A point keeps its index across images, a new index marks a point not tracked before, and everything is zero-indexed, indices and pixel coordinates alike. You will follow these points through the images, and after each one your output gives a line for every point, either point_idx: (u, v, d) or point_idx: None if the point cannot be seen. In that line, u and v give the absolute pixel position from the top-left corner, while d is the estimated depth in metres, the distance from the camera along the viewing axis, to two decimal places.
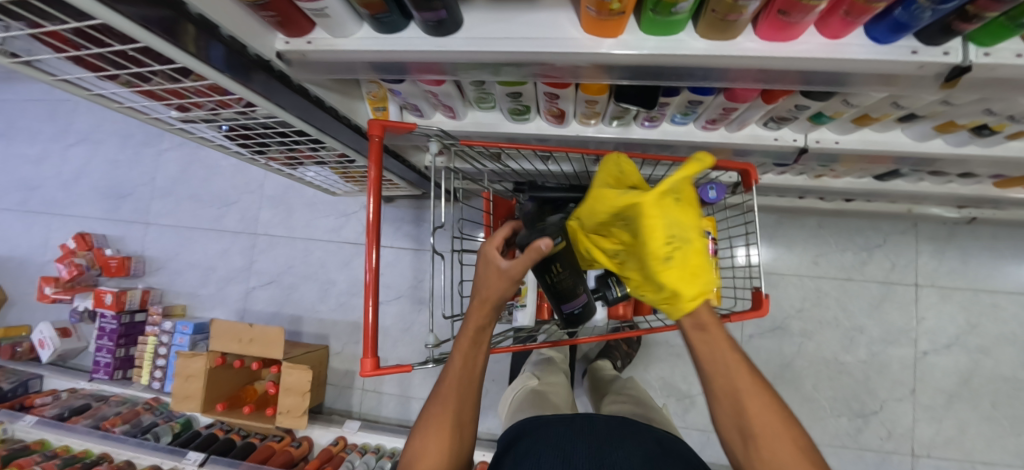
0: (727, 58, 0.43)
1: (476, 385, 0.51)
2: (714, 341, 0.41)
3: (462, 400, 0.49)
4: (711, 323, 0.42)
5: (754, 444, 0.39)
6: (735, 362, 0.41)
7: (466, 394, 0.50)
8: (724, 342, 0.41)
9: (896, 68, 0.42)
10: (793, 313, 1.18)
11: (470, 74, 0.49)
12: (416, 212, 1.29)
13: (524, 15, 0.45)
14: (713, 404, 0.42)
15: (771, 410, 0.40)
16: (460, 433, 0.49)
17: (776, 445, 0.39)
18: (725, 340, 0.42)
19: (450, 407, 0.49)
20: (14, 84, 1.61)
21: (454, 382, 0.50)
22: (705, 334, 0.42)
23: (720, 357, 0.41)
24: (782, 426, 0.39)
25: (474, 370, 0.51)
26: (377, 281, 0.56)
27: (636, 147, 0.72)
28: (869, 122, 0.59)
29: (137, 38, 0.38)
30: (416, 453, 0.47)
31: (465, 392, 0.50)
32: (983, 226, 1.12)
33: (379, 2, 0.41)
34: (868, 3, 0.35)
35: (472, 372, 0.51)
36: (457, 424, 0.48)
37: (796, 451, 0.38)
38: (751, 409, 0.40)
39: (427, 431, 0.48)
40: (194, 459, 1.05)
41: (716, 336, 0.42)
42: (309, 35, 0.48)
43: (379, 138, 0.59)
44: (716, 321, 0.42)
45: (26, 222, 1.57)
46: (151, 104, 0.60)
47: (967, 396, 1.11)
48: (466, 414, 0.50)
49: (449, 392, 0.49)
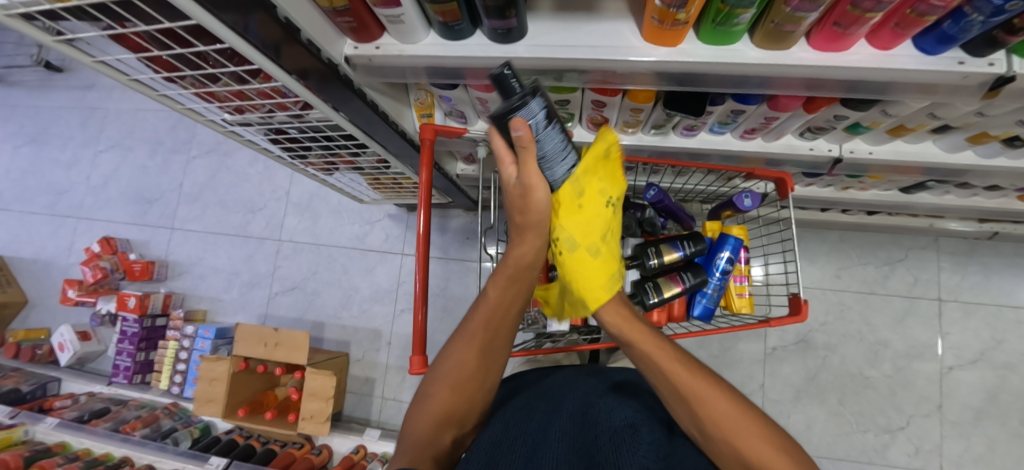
0: (781, 66, 0.45)
1: (509, 330, 0.53)
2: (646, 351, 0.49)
3: (491, 338, 0.52)
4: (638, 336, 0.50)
5: (709, 433, 0.43)
6: (668, 360, 0.47)
7: (495, 333, 0.52)
8: (655, 346, 0.48)
9: (941, 78, 0.44)
10: (817, 326, 1.18)
11: (525, 79, 0.51)
12: (441, 221, 1.32)
13: (588, 25, 0.47)
14: (669, 408, 0.48)
15: (707, 391, 0.44)
16: (482, 374, 0.52)
17: (732, 430, 0.42)
18: (653, 340, 0.49)
19: (477, 343, 0.51)
20: (51, 93, 1.66)
21: (483, 322, 0.52)
22: (638, 348, 0.50)
23: (654, 365, 0.48)
24: (728, 409, 0.43)
25: (507, 310, 0.52)
26: (425, 293, 0.57)
27: (671, 155, 0.75)
28: (903, 133, 0.62)
29: (224, 38, 0.40)
30: (437, 378, 0.51)
31: (492, 336, 0.52)
32: (1005, 242, 1.13)
33: (454, 10, 0.43)
34: (921, 15, 0.38)
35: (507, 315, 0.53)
36: (483, 362, 0.51)
37: (742, 427, 0.41)
38: (693, 403, 0.44)
39: (456, 352, 0.52)
40: (217, 463, 1.06)
41: (646, 347, 0.49)
42: (378, 41, 0.51)
43: (431, 141, 0.63)
44: (642, 333, 0.50)
45: (52, 225, 1.60)
46: (211, 106, 0.63)
47: (994, 412, 1.10)
48: (491, 357, 0.52)
49: (477, 330, 0.52)
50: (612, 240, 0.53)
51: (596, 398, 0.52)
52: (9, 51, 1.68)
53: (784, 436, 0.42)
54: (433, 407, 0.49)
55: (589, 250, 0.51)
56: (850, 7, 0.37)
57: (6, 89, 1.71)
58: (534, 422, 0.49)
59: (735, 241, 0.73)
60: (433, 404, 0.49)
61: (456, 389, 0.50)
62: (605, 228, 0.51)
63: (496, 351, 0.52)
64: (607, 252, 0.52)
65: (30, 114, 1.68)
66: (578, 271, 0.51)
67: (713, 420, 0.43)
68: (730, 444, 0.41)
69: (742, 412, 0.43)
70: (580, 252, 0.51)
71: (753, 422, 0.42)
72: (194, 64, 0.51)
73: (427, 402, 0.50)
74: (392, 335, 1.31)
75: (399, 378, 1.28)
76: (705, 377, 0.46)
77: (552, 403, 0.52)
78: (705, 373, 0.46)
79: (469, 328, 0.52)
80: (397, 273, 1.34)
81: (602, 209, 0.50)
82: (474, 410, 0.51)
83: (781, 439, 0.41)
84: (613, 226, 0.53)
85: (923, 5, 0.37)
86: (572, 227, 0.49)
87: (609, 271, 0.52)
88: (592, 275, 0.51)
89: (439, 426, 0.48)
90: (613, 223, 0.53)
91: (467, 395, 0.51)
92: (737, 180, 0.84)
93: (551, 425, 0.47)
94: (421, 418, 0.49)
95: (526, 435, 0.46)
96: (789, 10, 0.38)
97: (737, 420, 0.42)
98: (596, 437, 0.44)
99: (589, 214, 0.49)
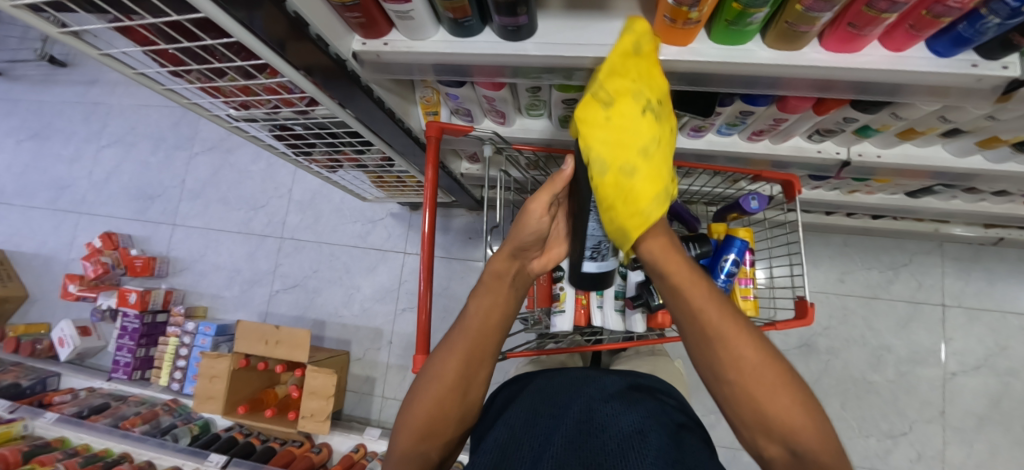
0: (793, 67, 0.44)
1: (491, 343, 0.54)
2: (676, 282, 0.45)
3: (472, 351, 0.52)
4: (671, 262, 0.46)
5: (724, 375, 0.42)
6: (707, 297, 0.43)
7: (477, 346, 0.53)
8: (694, 288, 0.44)
9: (955, 81, 0.43)
10: (820, 330, 1.18)
11: (534, 77, 0.51)
12: (444, 220, 1.32)
13: (599, 23, 0.47)
14: (685, 341, 0.46)
15: (746, 342, 0.41)
16: (465, 385, 0.52)
17: (756, 384, 0.40)
18: (697, 277, 0.45)
19: (458, 355, 0.52)
20: (54, 88, 1.66)
21: (467, 332, 0.53)
22: (669, 277, 0.45)
23: (684, 298, 0.44)
24: (753, 358, 0.41)
25: (491, 322, 0.54)
26: (430, 296, 0.56)
27: (677, 156, 0.75)
28: (913, 136, 0.62)
29: (229, 31, 0.40)
30: (421, 389, 0.52)
31: (473, 349, 0.53)
32: (1010, 248, 1.13)
33: (465, 6, 0.43)
34: (937, 17, 0.37)
35: (487, 327, 0.53)
36: (464, 374, 0.52)
37: (763, 377, 0.40)
38: (716, 344, 0.42)
39: (441, 360, 0.52)
40: (216, 461, 1.06)
41: (676, 276, 0.45)
42: (385, 37, 0.51)
43: (437, 139, 0.63)
44: (674, 260, 0.46)
45: (53, 220, 1.60)
46: (216, 101, 0.63)
47: (998, 418, 1.09)
48: (473, 369, 0.52)
49: (460, 341, 0.52)
50: (658, 156, 0.46)
51: (602, 400, 0.51)
52: (13, 45, 1.68)
53: (805, 388, 0.40)
54: (415, 420, 0.50)
55: (623, 166, 0.46)
56: (865, 7, 0.37)
57: (10, 83, 1.71)
58: (539, 428, 0.48)
59: (741, 243, 0.73)
60: (414, 416, 0.50)
61: (438, 401, 0.50)
62: (644, 140, 0.46)
63: (477, 363, 0.53)
64: (648, 169, 0.46)
65: (33, 109, 1.68)
66: (612, 190, 0.46)
67: (739, 370, 0.41)
68: (747, 390, 0.41)
69: (770, 363, 0.40)
70: (612, 169, 0.46)
71: (777, 374, 0.40)
72: (200, 58, 0.51)
73: (409, 414, 0.51)
74: (393, 334, 1.31)
75: (399, 377, 1.28)
76: (738, 321, 0.42)
77: (558, 408, 0.51)
78: (738, 315, 0.43)
79: (455, 339, 0.53)
80: (399, 272, 1.34)
81: (636, 118, 0.45)
82: (457, 418, 0.52)
83: (802, 393, 0.40)
84: (659, 138, 0.46)
85: (939, 7, 0.36)
86: (599, 140, 0.46)
87: (649, 191, 0.46)
88: (627, 195, 0.46)
89: (423, 438, 0.50)
90: (657, 134, 0.46)
91: (451, 404, 0.51)
92: (744, 183, 0.84)
93: (556, 432, 0.46)
94: (405, 432, 0.50)
95: (532, 443, 0.45)
96: (802, 9, 0.38)
97: (760, 370, 0.40)
98: (603, 444, 0.43)
99: (620, 126, 0.46)
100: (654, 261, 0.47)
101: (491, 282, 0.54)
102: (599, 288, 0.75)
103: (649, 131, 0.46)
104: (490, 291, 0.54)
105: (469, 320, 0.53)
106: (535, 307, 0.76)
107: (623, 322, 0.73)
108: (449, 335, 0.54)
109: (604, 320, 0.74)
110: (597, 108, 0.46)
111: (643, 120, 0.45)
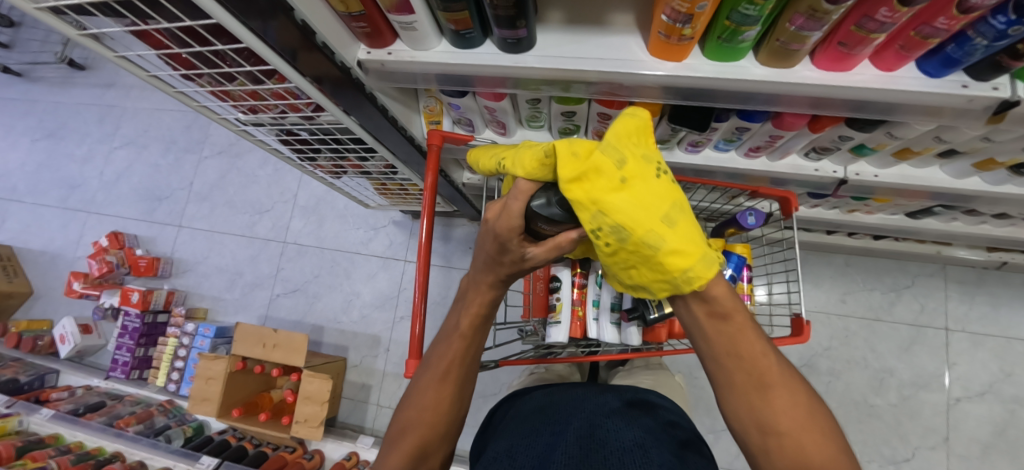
0: (786, 85, 0.46)
1: (474, 362, 0.54)
2: (738, 331, 0.39)
3: (462, 371, 0.52)
4: (734, 310, 0.39)
5: (774, 425, 0.37)
6: (760, 345, 0.39)
7: (466, 367, 0.53)
8: (748, 330, 0.39)
9: (945, 101, 0.44)
10: (821, 351, 1.17)
11: (534, 89, 0.52)
12: (445, 229, 1.33)
13: (596, 38, 0.49)
14: (724, 389, 0.40)
15: (792, 389, 0.38)
16: (458, 405, 0.52)
17: (806, 437, 0.36)
18: (748, 324, 0.39)
19: (451, 378, 0.51)
20: (72, 90, 1.71)
21: (452, 354, 0.52)
22: (722, 322, 0.39)
23: (745, 349, 0.38)
24: (801, 409, 0.37)
25: (474, 342, 0.53)
26: (425, 306, 0.57)
27: (678, 171, 0.76)
28: (909, 156, 0.62)
29: (240, 39, 0.42)
30: (411, 416, 0.50)
31: (465, 370, 0.53)
32: (1014, 274, 1.12)
33: (467, 18, 0.45)
34: (925, 38, 0.38)
35: (471, 346, 0.53)
36: (456, 394, 0.52)
37: (813, 430, 0.36)
38: (771, 397, 0.38)
39: (427, 383, 0.51)
40: (208, 463, 1.06)
41: (741, 325, 0.39)
42: (390, 47, 0.53)
43: (439, 146, 0.64)
44: (739, 306, 0.39)
45: (63, 218, 1.63)
46: (224, 105, 0.64)
47: (1003, 447, 1.06)
48: (466, 386, 0.53)
49: (447, 363, 0.52)
50: (681, 221, 0.40)
51: (604, 416, 0.51)
52: (35, 48, 1.73)
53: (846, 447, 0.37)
54: (409, 440, 0.49)
55: (649, 237, 0.39)
56: (855, 27, 0.38)
57: (30, 85, 1.76)
58: (540, 445, 0.48)
59: (738, 259, 0.71)
60: (407, 441, 0.49)
61: (432, 424, 0.50)
62: (666, 206, 0.40)
63: (468, 380, 0.53)
64: (675, 240, 0.39)
65: (50, 109, 1.72)
66: (639, 258, 0.41)
67: (788, 417, 0.37)
68: (798, 445, 0.36)
69: (819, 423, 0.37)
70: (637, 240, 0.40)
71: (822, 423, 0.37)
72: (211, 63, 0.52)
73: (402, 434, 0.50)
74: (391, 341, 1.31)
75: (395, 385, 1.27)
76: (786, 368, 0.39)
77: (558, 425, 0.51)
78: (787, 364, 0.39)
79: (435, 359, 0.53)
80: (399, 280, 1.34)
81: (653, 179, 0.41)
82: (450, 437, 0.52)
83: (846, 450, 0.37)
84: (683, 199, 0.41)
85: (927, 27, 0.37)
86: (640, 194, 0.40)
87: (677, 267, 0.39)
88: (654, 267, 0.40)
89: (415, 460, 0.49)
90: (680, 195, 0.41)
91: (442, 426, 0.50)
92: (741, 199, 0.84)
93: (557, 448, 0.46)
94: (394, 456, 0.48)
95: (533, 462, 0.45)
96: (793, 28, 0.38)
97: (809, 427, 0.37)
98: (604, 459, 0.43)
99: (640, 190, 0.40)
100: (709, 303, 0.39)
101: (475, 308, 0.52)
102: (596, 300, 0.74)
103: (671, 195, 0.41)
104: (473, 315, 0.52)
105: (449, 342, 0.53)
106: (532, 317, 0.79)
107: (618, 333, 0.72)
108: (429, 355, 0.54)
109: (599, 332, 0.74)
110: (615, 170, 0.40)
111: (661, 182, 0.41)
